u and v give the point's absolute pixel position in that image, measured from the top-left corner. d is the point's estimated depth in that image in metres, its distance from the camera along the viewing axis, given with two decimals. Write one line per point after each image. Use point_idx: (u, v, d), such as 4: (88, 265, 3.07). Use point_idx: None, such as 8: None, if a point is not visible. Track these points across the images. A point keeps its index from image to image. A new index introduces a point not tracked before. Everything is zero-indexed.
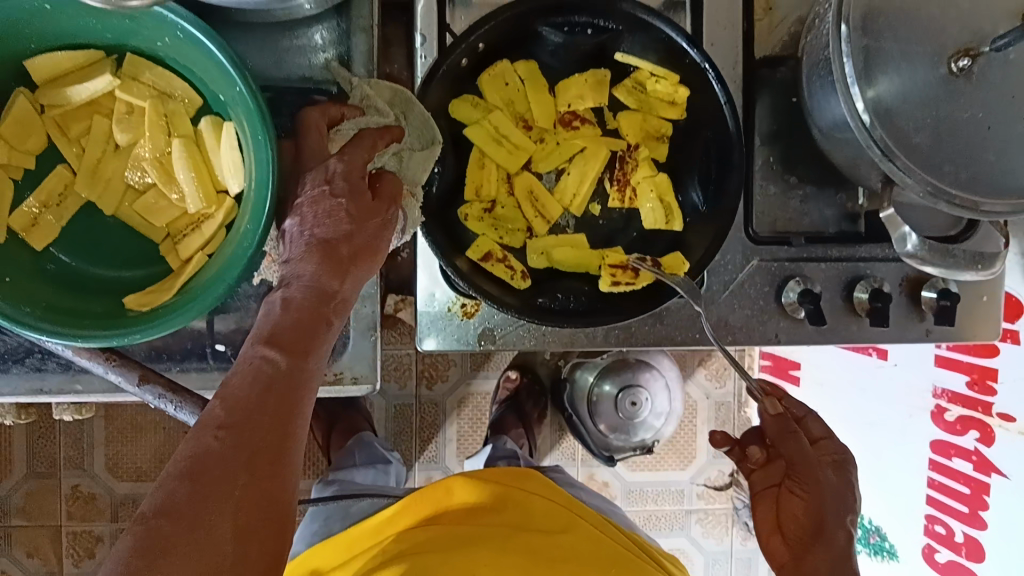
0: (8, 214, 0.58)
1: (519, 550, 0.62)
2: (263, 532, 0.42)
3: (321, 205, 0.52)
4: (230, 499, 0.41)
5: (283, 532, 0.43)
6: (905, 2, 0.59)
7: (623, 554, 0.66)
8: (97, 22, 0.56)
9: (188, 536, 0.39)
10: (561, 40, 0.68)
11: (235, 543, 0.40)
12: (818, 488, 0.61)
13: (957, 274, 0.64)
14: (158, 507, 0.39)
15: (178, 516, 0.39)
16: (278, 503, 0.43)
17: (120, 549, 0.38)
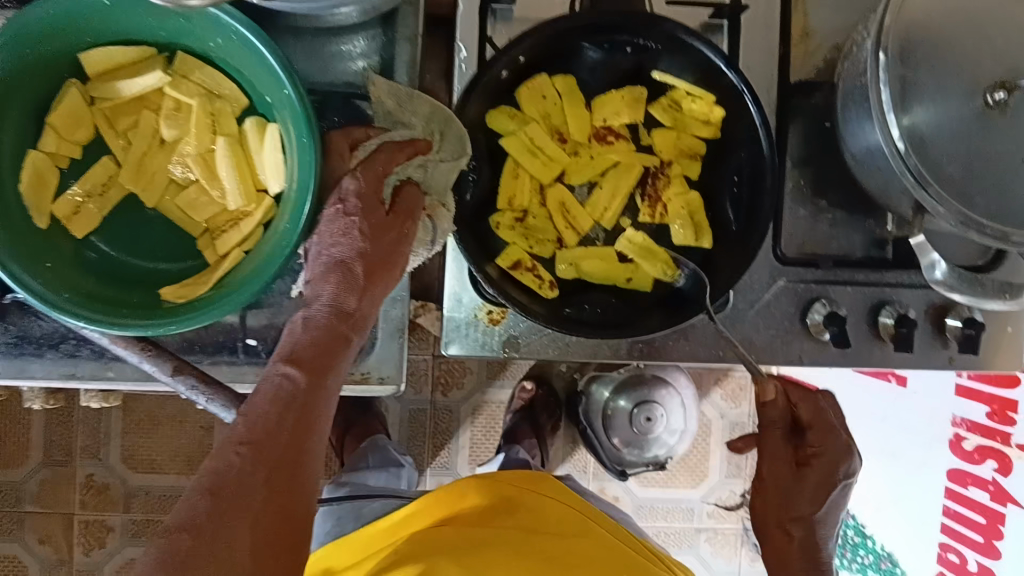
0: (52, 203, 0.59)
1: (536, 553, 0.63)
2: (279, 543, 0.46)
3: (337, 224, 0.57)
4: (250, 513, 0.45)
5: (300, 542, 0.47)
6: (944, 33, 0.59)
7: (636, 560, 0.66)
8: (154, 20, 0.58)
9: (211, 549, 0.43)
10: (600, 56, 0.70)
11: (253, 552, 0.44)
12: (799, 499, 0.65)
13: (983, 303, 0.64)
14: (183, 521, 0.43)
15: (203, 527, 0.43)
16: (292, 515, 0.47)
17: (149, 556, 0.42)
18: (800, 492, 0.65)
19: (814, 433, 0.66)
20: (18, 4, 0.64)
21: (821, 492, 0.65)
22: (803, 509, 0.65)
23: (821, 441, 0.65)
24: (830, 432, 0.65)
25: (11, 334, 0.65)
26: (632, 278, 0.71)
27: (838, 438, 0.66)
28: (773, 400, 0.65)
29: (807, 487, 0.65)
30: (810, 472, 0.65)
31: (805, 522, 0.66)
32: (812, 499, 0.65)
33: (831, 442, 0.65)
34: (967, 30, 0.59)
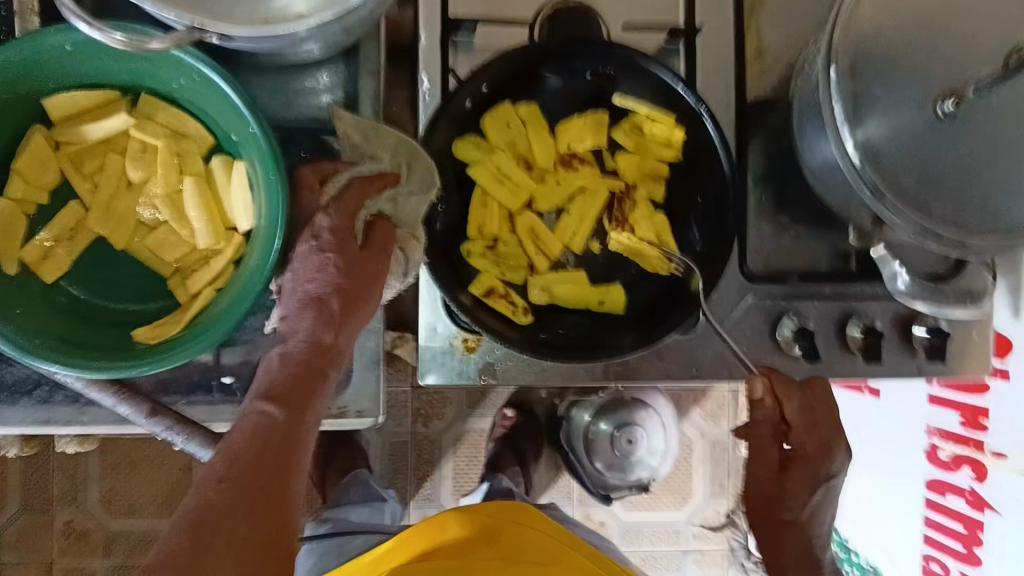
0: (20, 248, 0.59)
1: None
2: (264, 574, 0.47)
3: (311, 261, 0.58)
4: (232, 545, 0.46)
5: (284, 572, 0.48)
6: (891, 48, 0.61)
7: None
8: (117, 63, 0.58)
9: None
10: (562, 83, 0.72)
11: None
12: (785, 502, 0.66)
13: (948, 311, 0.69)
14: (162, 557, 0.44)
15: (182, 562, 0.44)
16: (276, 548, 0.48)
17: None
18: (783, 496, 0.66)
19: (800, 431, 0.65)
20: None
21: (806, 494, 0.66)
22: (792, 513, 0.66)
23: (806, 440, 0.65)
24: (815, 431, 0.66)
25: None
26: (605, 301, 0.72)
27: (823, 437, 0.66)
28: (761, 399, 0.67)
29: (791, 492, 0.66)
30: (796, 473, 0.65)
31: (794, 524, 0.66)
32: (799, 501, 0.66)
33: (816, 442, 0.66)
34: (912, 44, 0.61)
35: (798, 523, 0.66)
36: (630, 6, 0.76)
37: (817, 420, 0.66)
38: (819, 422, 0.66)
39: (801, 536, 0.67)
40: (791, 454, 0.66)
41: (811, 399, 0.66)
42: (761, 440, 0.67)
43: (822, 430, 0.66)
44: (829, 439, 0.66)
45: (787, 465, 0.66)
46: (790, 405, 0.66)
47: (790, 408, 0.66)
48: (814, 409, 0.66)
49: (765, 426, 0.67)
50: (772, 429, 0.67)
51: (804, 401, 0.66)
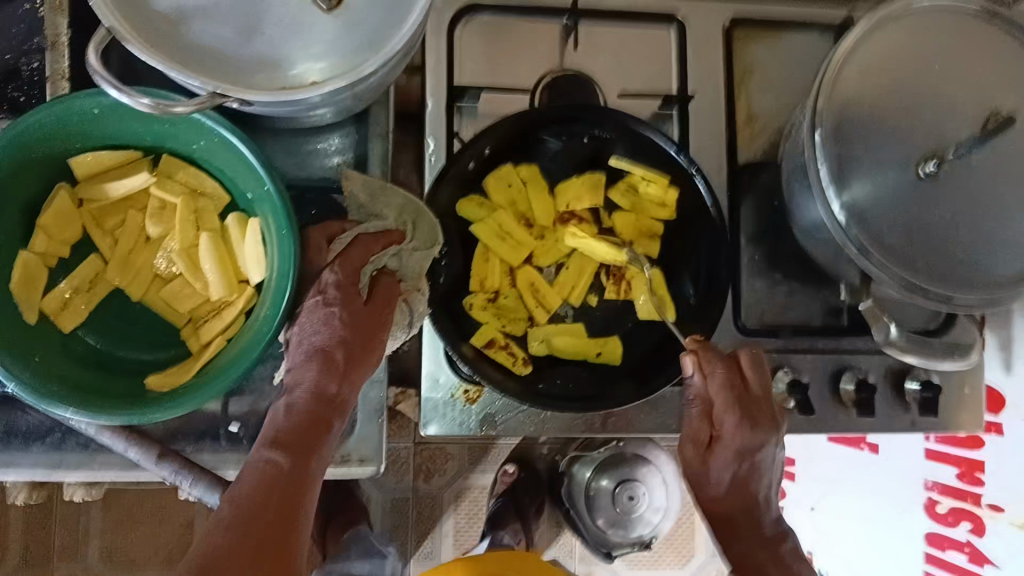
0: (40, 298, 0.61)
1: None
2: None
3: (318, 313, 0.61)
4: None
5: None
6: (871, 115, 0.65)
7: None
8: (140, 127, 0.62)
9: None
10: (560, 146, 0.76)
11: None
12: (709, 483, 0.67)
13: (936, 363, 0.68)
14: None
15: None
16: None
17: None
18: (707, 470, 0.67)
19: (735, 414, 0.67)
20: (11, 113, 0.68)
21: (732, 468, 0.66)
22: (721, 490, 0.67)
23: (733, 420, 0.67)
24: (745, 408, 0.67)
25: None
26: (603, 352, 0.74)
27: (754, 418, 0.67)
28: (691, 373, 0.69)
29: (728, 469, 0.66)
30: (728, 448, 0.66)
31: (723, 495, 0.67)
32: (730, 476, 0.66)
33: (738, 418, 0.67)
34: (894, 112, 0.65)
35: (736, 495, 0.67)
36: (626, 75, 0.81)
37: (743, 400, 0.68)
38: (747, 399, 0.68)
39: (738, 502, 0.67)
40: (723, 437, 0.67)
41: (738, 386, 0.68)
42: (697, 428, 0.68)
43: (754, 416, 0.67)
44: (758, 420, 0.67)
45: (716, 439, 0.67)
46: (717, 388, 0.68)
47: (716, 388, 0.68)
48: (738, 392, 0.68)
49: (702, 413, 0.68)
50: (704, 415, 0.68)
51: (733, 385, 0.68)
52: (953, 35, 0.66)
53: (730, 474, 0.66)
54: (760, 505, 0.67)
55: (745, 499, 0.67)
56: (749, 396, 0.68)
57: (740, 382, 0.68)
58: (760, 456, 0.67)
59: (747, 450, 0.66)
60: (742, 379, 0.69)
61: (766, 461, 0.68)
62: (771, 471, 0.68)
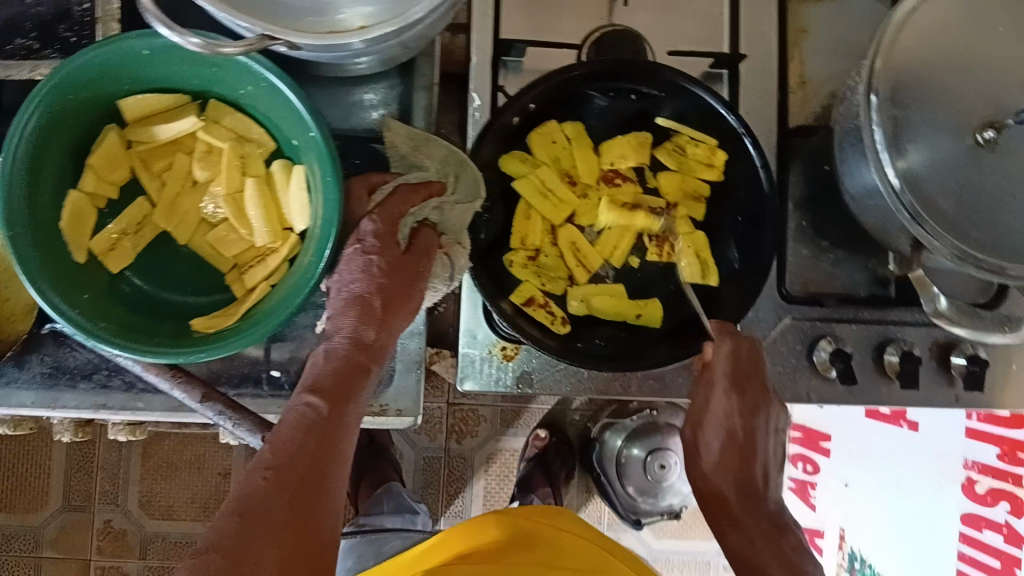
0: (89, 239, 0.63)
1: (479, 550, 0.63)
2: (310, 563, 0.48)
3: (356, 262, 0.60)
4: (274, 530, 0.47)
5: (326, 556, 0.49)
6: (933, 76, 0.62)
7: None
8: (189, 70, 0.62)
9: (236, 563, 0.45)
10: (606, 103, 0.74)
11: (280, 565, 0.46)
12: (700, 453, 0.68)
13: (984, 337, 0.66)
14: (211, 541, 0.46)
15: (229, 546, 0.46)
16: (322, 539, 0.49)
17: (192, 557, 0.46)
18: (699, 441, 0.68)
19: (728, 387, 0.67)
20: (63, 54, 0.70)
21: (722, 437, 0.67)
22: (715, 465, 0.67)
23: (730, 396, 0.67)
24: (741, 386, 0.67)
25: (47, 364, 0.68)
26: (642, 314, 0.73)
27: (749, 400, 0.67)
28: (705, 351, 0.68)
29: (722, 444, 0.67)
30: (719, 421, 0.67)
31: (719, 466, 0.67)
32: (724, 449, 0.67)
33: (731, 389, 0.67)
34: (952, 73, 0.62)
35: (728, 464, 0.67)
36: (675, 33, 0.79)
37: (743, 382, 0.68)
38: (748, 378, 0.68)
39: (732, 478, 0.66)
40: (719, 410, 0.67)
41: (746, 367, 0.67)
42: (699, 406, 0.68)
43: (747, 394, 0.67)
44: (761, 393, 0.68)
45: (706, 414, 0.67)
46: (720, 363, 0.67)
47: (719, 365, 0.67)
48: (738, 370, 0.67)
49: (702, 388, 0.68)
50: (704, 392, 0.68)
51: (739, 363, 0.67)
52: None
53: (720, 443, 0.67)
54: (756, 481, 0.67)
55: (742, 472, 0.67)
56: (750, 377, 0.68)
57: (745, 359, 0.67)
58: (754, 435, 0.67)
59: (740, 423, 0.67)
60: (749, 359, 0.68)
61: (761, 440, 0.68)
62: (769, 452, 0.69)
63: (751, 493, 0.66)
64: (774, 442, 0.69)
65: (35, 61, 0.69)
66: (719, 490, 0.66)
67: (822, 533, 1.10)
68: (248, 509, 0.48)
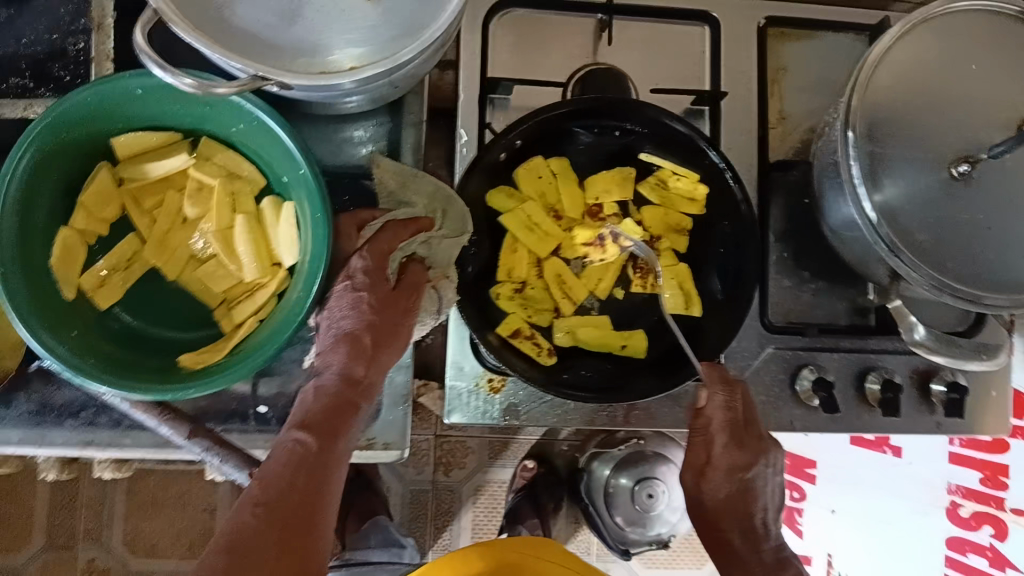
0: (78, 275, 0.63)
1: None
2: None
3: (346, 298, 0.61)
4: (264, 566, 0.47)
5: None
6: (907, 111, 0.65)
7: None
8: (181, 108, 0.63)
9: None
10: (592, 139, 0.76)
11: None
12: (705, 498, 0.70)
13: (963, 364, 0.68)
14: None
15: None
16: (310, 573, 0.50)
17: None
18: (703, 486, 0.70)
19: (726, 441, 0.69)
20: (57, 93, 0.70)
21: (727, 483, 0.69)
22: (718, 512, 0.70)
23: (729, 451, 0.69)
24: (739, 439, 0.69)
25: (34, 403, 0.68)
26: (628, 345, 0.74)
27: (748, 450, 0.70)
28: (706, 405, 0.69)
29: (725, 493, 0.70)
30: (720, 474, 0.69)
31: (722, 513, 0.70)
32: (729, 498, 0.70)
33: (728, 440, 0.69)
34: (924, 112, 0.65)
35: (730, 510, 0.70)
36: (658, 72, 0.81)
37: (741, 435, 0.69)
38: (745, 428, 0.70)
39: (735, 522, 0.70)
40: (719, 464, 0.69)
41: (740, 422, 0.69)
42: (700, 455, 0.71)
43: (745, 443, 0.69)
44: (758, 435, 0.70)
45: (708, 465, 0.70)
46: (718, 423, 0.69)
47: (718, 425, 0.69)
48: (736, 424, 0.69)
49: (700, 440, 0.70)
50: (703, 446, 0.70)
51: (735, 419, 0.69)
52: (991, 36, 0.66)
53: (726, 489, 0.69)
54: (758, 524, 0.70)
55: (745, 516, 0.70)
56: (746, 429, 0.69)
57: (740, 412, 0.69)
58: (754, 481, 0.70)
59: (742, 470, 0.69)
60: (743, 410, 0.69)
61: (762, 484, 0.70)
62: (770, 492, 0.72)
63: (756, 531, 0.70)
64: (773, 481, 0.72)
65: (28, 99, 0.70)
66: (724, 536, 0.70)
67: (810, 559, 1.09)
68: (238, 546, 0.48)
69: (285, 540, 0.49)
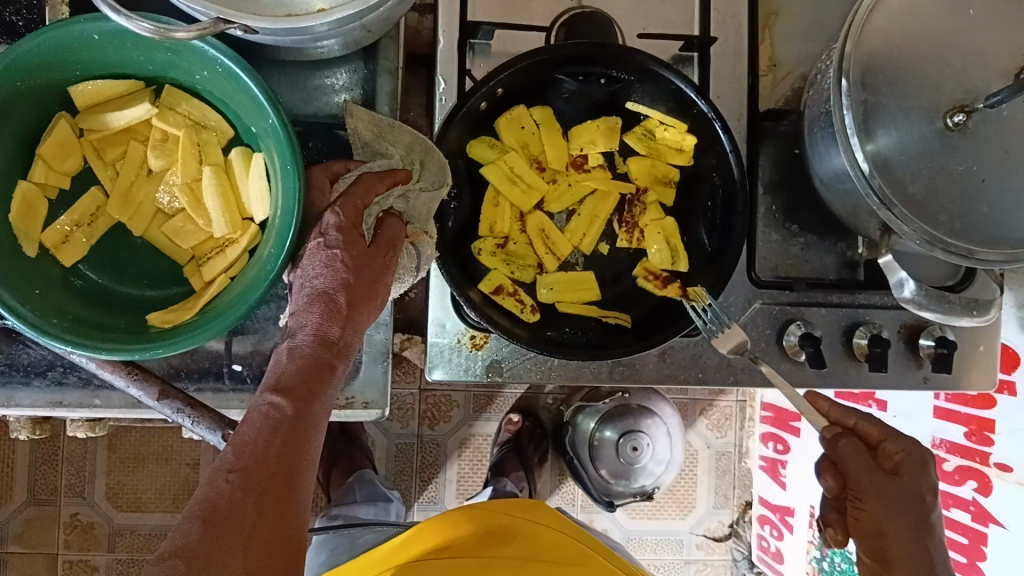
0: (40, 231, 0.60)
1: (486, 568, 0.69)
2: (273, 565, 0.47)
3: (318, 257, 0.57)
4: (241, 536, 0.46)
5: (296, 557, 0.49)
6: (904, 58, 0.62)
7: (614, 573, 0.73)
8: (142, 55, 0.59)
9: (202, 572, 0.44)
10: (576, 87, 0.72)
11: None
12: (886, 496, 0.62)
13: (953, 319, 0.66)
14: (174, 547, 0.45)
15: (192, 556, 0.44)
16: (287, 541, 0.48)
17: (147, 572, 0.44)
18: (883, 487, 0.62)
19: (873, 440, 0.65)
20: (9, 39, 0.67)
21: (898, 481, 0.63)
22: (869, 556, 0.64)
23: (875, 478, 0.63)
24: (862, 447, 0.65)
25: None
26: (609, 316, 0.73)
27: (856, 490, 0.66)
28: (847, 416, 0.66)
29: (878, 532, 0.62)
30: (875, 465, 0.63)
31: (900, 546, 0.61)
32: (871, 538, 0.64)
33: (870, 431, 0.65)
34: (921, 59, 0.62)
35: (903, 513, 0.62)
36: (644, 16, 0.78)
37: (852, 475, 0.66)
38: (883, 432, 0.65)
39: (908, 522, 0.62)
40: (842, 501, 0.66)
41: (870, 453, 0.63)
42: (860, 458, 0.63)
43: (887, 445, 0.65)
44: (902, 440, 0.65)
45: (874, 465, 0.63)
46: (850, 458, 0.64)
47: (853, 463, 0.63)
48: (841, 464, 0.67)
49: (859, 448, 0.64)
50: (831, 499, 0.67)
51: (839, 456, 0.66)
52: None
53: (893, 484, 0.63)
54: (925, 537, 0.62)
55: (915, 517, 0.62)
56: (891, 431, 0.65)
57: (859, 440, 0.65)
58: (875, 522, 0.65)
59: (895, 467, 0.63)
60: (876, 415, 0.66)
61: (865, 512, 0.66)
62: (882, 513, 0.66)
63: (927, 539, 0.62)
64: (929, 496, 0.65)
65: None
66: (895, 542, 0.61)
67: (793, 510, 1.11)
68: (213, 514, 0.47)
69: (261, 506, 0.48)
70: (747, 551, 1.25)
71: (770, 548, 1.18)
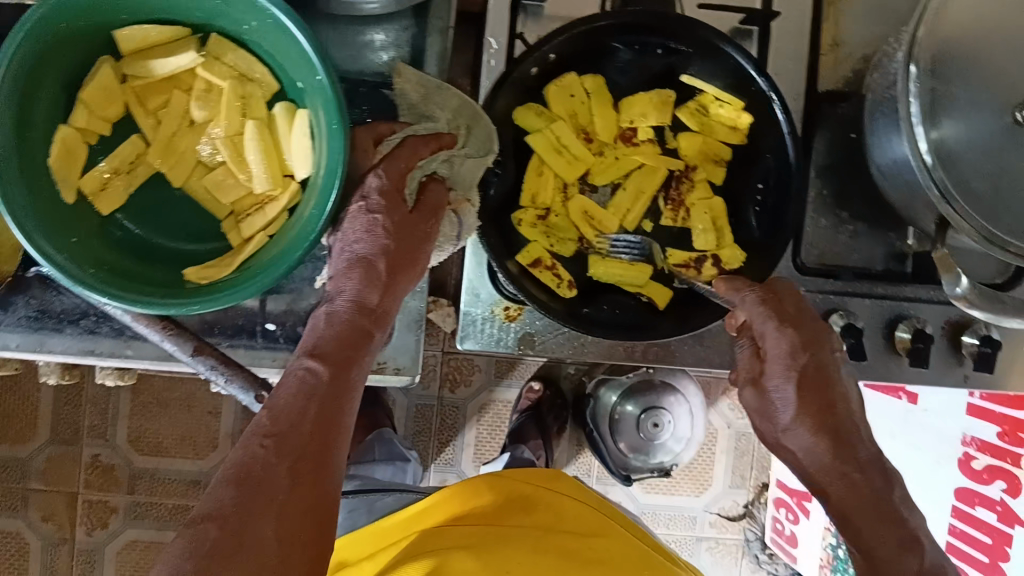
0: (78, 177, 0.59)
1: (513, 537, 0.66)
2: (306, 532, 0.46)
3: (360, 221, 0.56)
4: (274, 501, 0.46)
5: (329, 524, 0.48)
6: (976, 47, 0.59)
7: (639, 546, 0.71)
8: (190, 1, 0.57)
9: (235, 536, 0.44)
10: (630, 57, 0.71)
11: (278, 545, 0.45)
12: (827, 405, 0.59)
13: (1003, 320, 0.63)
14: (207, 510, 0.44)
15: (224, 517, 0.44)
16: (320, 509, 0.47)
17: (179, 541, 0.43)
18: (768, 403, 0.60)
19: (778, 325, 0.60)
20: None
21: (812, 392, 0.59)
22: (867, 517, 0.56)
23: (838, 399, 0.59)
24: (798, 328, 0.60)
25: (33, 308, 0.65)
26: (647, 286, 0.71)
27: (817, 346, 0.60)
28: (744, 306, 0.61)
29: (840, 489, 0.57)
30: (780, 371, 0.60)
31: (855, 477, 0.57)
32: (816, 430, 0.58)
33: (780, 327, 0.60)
34: (993, 48, 0.59)
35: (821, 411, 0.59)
36: None
37: (806, 366, 0.60)
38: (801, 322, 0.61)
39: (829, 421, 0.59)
40: (782, 396, 0.59)
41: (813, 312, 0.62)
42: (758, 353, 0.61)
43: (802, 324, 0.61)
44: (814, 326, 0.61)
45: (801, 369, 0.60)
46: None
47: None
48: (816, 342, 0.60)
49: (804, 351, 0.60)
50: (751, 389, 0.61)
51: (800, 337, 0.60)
52: None
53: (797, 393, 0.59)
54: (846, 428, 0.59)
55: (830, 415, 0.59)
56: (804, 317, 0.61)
57: (785, 310, 0.61)
58: (843, 411, 0.59)
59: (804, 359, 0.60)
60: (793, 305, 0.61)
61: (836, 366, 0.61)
62: (849, 384, 0.61)
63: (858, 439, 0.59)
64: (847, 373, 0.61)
65: None
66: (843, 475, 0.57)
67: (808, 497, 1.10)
68: (247, 476, 0.46)
69: (296, 473, 0.47)
70: (760, 532, 1.25)
71: (784, 531, 1.18)
